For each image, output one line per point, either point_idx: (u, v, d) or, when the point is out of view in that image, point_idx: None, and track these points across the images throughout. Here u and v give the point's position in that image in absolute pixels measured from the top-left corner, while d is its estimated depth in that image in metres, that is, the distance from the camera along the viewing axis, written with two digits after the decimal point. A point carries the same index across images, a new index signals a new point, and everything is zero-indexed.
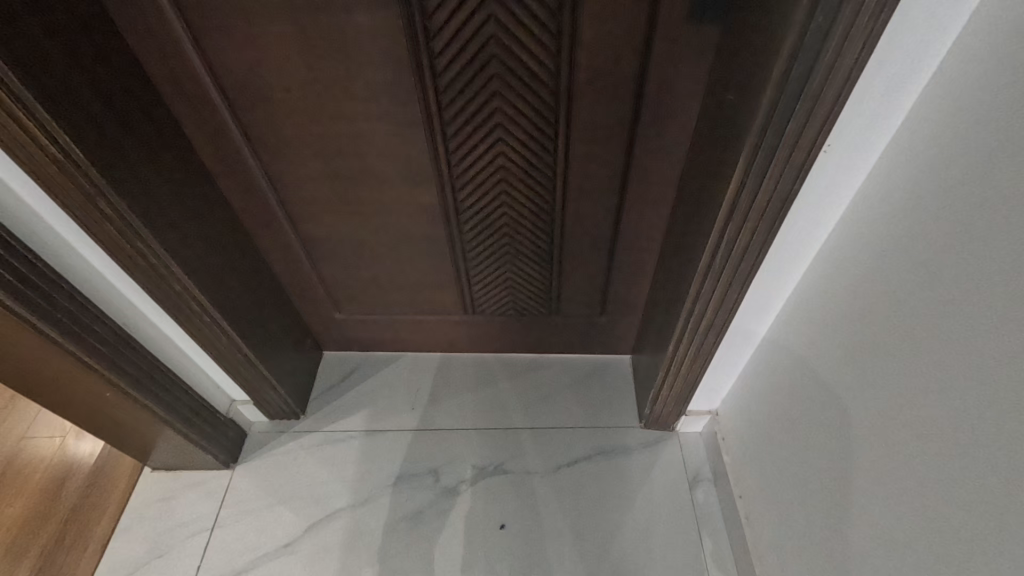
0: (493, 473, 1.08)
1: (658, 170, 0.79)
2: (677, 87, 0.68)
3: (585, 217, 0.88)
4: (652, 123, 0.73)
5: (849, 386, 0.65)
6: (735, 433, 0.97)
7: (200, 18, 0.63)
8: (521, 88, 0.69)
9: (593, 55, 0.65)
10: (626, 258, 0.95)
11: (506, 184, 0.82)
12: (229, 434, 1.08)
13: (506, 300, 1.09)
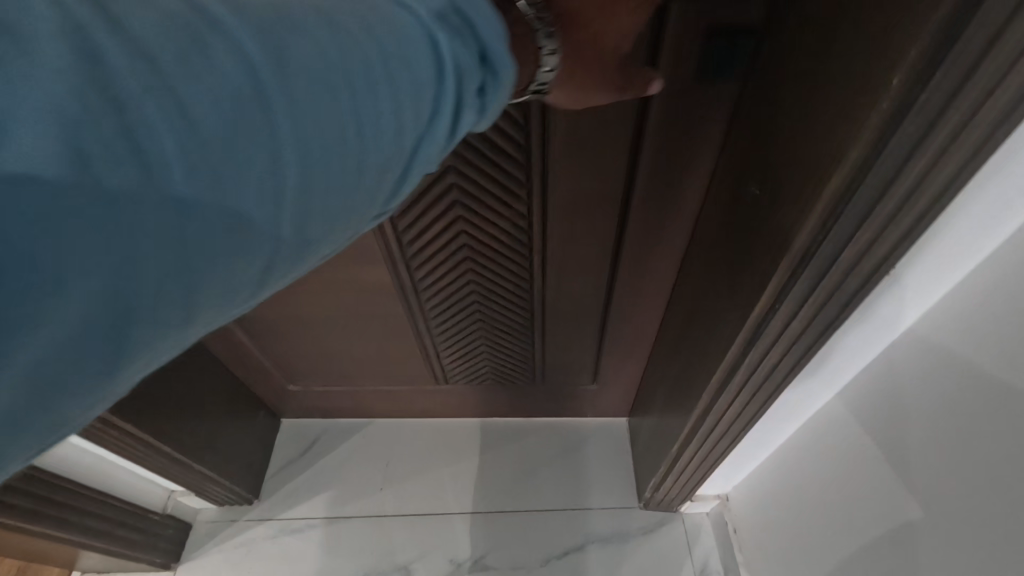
0: (471, 570, 0.96)
1: (656, 240, 0.68)
2: (682, 155, 0.58)
3: (576, 290, 0.77)
4: (651, 195, 0.62)
5: (909, 521, 0.54)
6: (750, 527, 0.85)
7: None
8: (482, 153, 0.58)
9: (575, 124, 0.54)
10: (621, 328, 0.84)
11: (468, 248, 0.71)
12: (164, 532, 0.95)
13: (481, 366, 0.98)
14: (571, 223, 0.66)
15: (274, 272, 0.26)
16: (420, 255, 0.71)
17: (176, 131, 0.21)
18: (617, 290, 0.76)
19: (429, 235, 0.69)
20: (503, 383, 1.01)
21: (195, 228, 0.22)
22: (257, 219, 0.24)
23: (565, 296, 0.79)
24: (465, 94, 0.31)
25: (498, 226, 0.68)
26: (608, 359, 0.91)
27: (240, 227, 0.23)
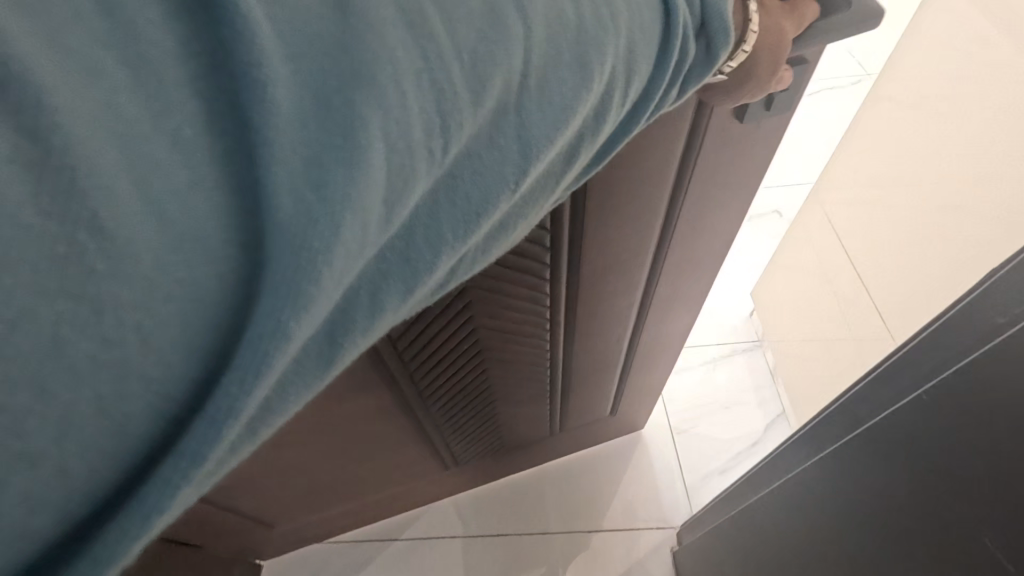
0: None
1: (678, 278, 0.73)
2: (708, 204, 0.61)
3: (602, 347, 0.79)
4: (679, 244, 0.65)
5: None
6: None
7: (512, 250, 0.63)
8: (502, 296, 0.58)
9: (611, 206, 0.52)
10: (640, 360, 0.90)
11: (485, 363, 0.71)
12: None
13: (494, 440, 0.97)
14: (610, 305, 0.69)
15: (501, 229, 0.27)
16: (435, 385, 0.70)
17: (463, 69, 0.19)
18: (644, 335, 0.82)
19: (451, 367, 0.67)
20: (519, 440, 1.02)
21: (461, 173, 0.22)
22: (518, 172, 0.23)
23: (593, 359, 0.81)
24: (691, 55, 0.27)
25: (521, 337, 0.68)
26: (633, 388, 0.99)
27: (503, 169, 0.23)
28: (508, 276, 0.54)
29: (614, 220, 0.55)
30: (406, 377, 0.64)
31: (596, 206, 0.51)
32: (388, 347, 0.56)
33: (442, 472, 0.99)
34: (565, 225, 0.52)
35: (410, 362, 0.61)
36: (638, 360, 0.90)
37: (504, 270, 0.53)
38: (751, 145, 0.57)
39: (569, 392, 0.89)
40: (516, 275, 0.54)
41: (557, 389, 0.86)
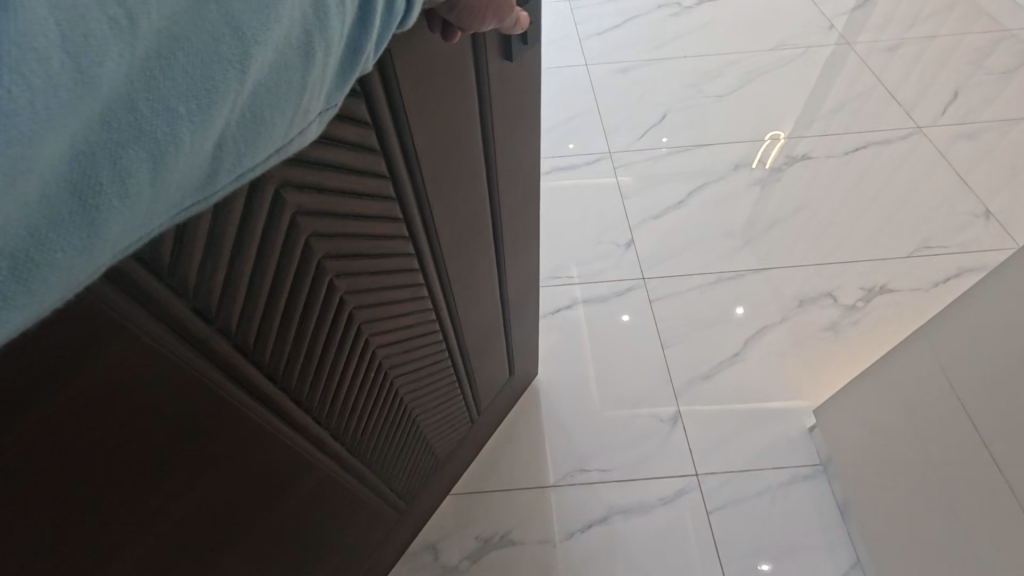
0: None
1: (517, 229, 0.91)
2: (513, 160, 0.78)
3: (480, 313, 0.95)
4: (506, 199, 0.82)
5: None
6: None
7: (466, 285, 0.85)
8: (380, 303, 0.69)
9: (439, 187, 0.65)
10: (515, 313, 1.10)
11: (390, 375, 0.83)
12: None
13: (425, 447, 1.10)
14: (476, 271, 0.85)
15: (254, 121, 0.32)
16: (357, 420, 0.80)
17: None
18: (510, 290, 1.02)
19: (363, 393, 0.78)
20: (446, 441, 1.18)
21: (175, 52, 0.27)
22: (236, 56, 0.29)
23: (478, 329, 0.98)
24: None
25: (413, 336, 0.81)
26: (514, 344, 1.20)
27: (220, 53, 0.28)
28: (377, 283, 0.66)
29: (452, 195, 0.69)
30: (326, 428, 0.73)
31: (433, 189, 0.64)
32: (301, 403, 0.66)
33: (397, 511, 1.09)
34: (415, 218, 0.64)
35: (325, 399, 0.70)
36: (513, 312, 1.09)
37: (372, 277, 0.64)
38: (520, 82, 0.70)
39: (472, 367, 1.06)
40: (382, 281, 0.66)
41: (461, 368, 1.02)
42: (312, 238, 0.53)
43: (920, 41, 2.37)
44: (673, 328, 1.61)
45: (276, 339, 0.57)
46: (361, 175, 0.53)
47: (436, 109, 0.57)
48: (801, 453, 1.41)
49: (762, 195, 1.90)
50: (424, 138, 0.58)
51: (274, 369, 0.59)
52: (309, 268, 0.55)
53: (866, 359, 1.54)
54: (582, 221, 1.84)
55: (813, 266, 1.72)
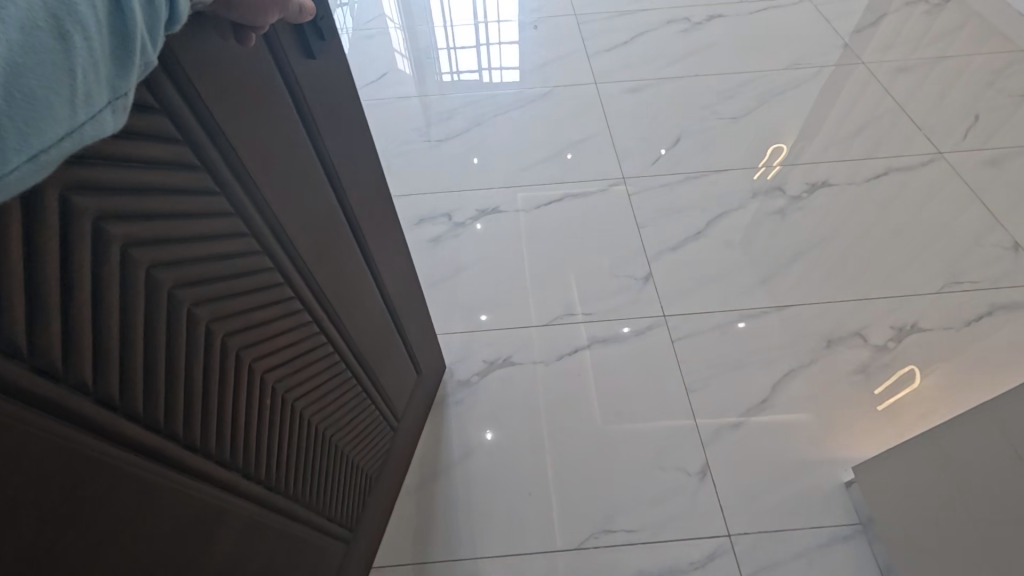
0: None
1: (370, 221, 1.00)
2: (343, 160, 0.87)
3: (360, 314, 1.02)
4: (351, 196, 0.91)
5: None
6: None
7: (338, 289, 0.91)
8: (248, 323, 0.73)
9: (280, 196, 0.72)
10: (397, 307, 1.18)
11: (283, 393, 0.87)
12: None
13: (346, 458, 1.13)
14: (340, 267, 0.91)
15: (26, 103, 0.30)
16: (261, 446, 0.83)
17: None
18: (381, 279, 1.09)
19: (257, 420, 0.81)
20: (367, 455, 1.21)
21: None
22: None
23: (363, 329, 1.04)
24: None
25: (296, 347, 0.85)
26: (404, 336, 1.25)
27: None
28: (238, 303, 0.70)
29: (292, 196, 0.74)
30: (229, 461, 0.76)
31: (269, 191, 0.69)
32: (194, 447, 0.68)
33: (337, 534, 1.12)
34: (260, 222, 0.69)
35: (216, 427, 0.72)
36: (393, 307, 1.17)
37: (230, 298, 0.68)
38: (324, 87, 0.79)
39: (369, 370, 1.12)
40: (240, 304, 0.70)
41: (358, 372, 1.07)
42: (153, 269, 0.56)
43: (933, 66, 2.35)
44: (698, 372, 1.52)
45: (145, 386, 0.59)
46: (190, 194, 0.58)
47: (243, 112, 0.63)
48: (838, 510, 1.30)
49: (783, 225, 1.83)
50: (242, 143, 0.63)
51: (154, 418, 0.61)
52: (159, 299, 0.57)
53: (884, 402, 1.45)
54: (597, 254, 1.79)
55: (840, 303, 1.64)
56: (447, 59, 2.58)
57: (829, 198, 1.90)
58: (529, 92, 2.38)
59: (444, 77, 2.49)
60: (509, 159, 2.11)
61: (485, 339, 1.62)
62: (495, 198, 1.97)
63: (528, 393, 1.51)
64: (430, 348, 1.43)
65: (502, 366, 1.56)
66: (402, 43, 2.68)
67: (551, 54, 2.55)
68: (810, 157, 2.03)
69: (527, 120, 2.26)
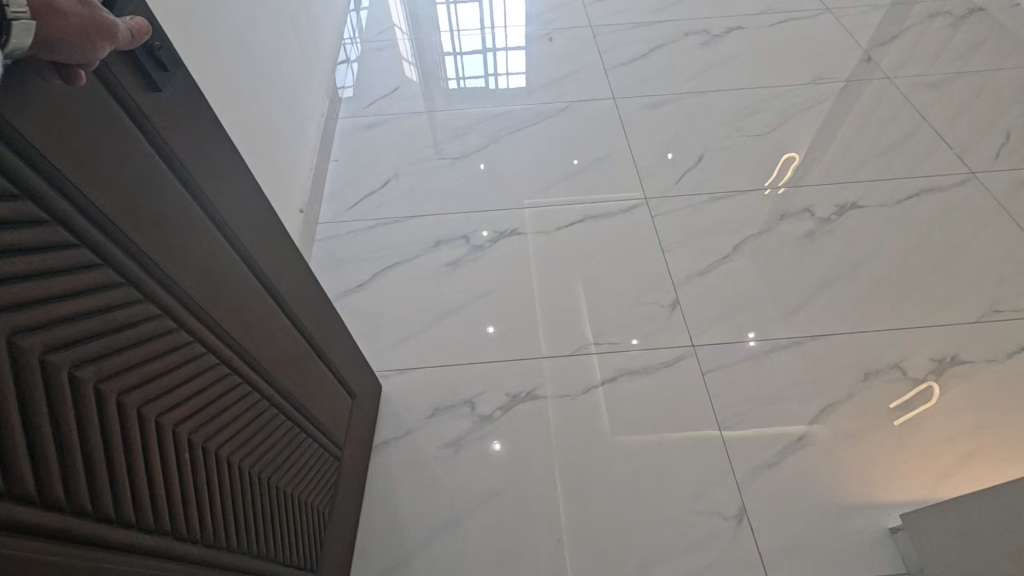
0: None
1: (270, 250, 0.92)
2: (226, 190, 0.80)
3: (280, 346, 0.94)
4: (241, 226, 0.83)
5: None
6: None
7: (246, 324, 0.84)
8: (149, 376, 0.64)
9: (148, 234, 0.64)
10: (319, 334, 1.10)
11: (219, 446, 0.77)
12: None
13: (308, 498, 1.04)
14: (243, 303, 0.83)
15: None
16: (206, 509, 0.74)
17: None
18: (297, 307, 1.01)
19: (195, 480, 0.72)
20: (325, 497, 1.12)
21: None
22: None
23: (286, 362, 0.96)
24: None
25: (216, 393, 0.77)
26: (334, 362, 1.17)
27: None
28: (133, 357, 0.62)
29: (163, 238, 0.67)
30: (173, 528, 0.68)
31: (132, 229, 0.62)
32: (121, 524, 0.59)
33: None
34: (132, 267, 0.62)
35: (145, 498, 0.63)
36: (315, 334, 1.08)
37: (119, 354, 0.60)
38: (188, 115, 0.72)
39: (305, 404, 1.03)
40: (135, 358, 0.62)
41: (293, 408, 0.99)
42: (15, 334, 0.47)
43: (959, 82, 2.30)
44: (730, 407, 1.46)
45: (37, 465, 0.50)
46: (41, 249, 0.51)
47: (84, 154, 0.56)
48: (885, 560, 1.24)
49: (814, 248, 1.78)
50: (85, 181, 0.56)
51: (56, 500, 0.52)
52: (33, 369, 0.49)
53: (900, 418, 1.42)
54: (622, 279, 1.73)
55: (876, 334, 1.58)
56: (453, 65, 2.59)
57: (860, 221, 1.84)
58: (545, 108, 2.32)
59: (450, 84, 2.49)
60: (529, 176, 2.06)
61: (507, 370, 1.55)
62: (514, 220, 1.92)
63: (552, 430, 1.45)
64: (360, 373, 1.34)
65: (526, 400, 1.50)
66: (411, 53, 2.66)
67: (567, 67, 2.50)
68: (839, 177, 1.98)
69: (545, 136, 2.21)
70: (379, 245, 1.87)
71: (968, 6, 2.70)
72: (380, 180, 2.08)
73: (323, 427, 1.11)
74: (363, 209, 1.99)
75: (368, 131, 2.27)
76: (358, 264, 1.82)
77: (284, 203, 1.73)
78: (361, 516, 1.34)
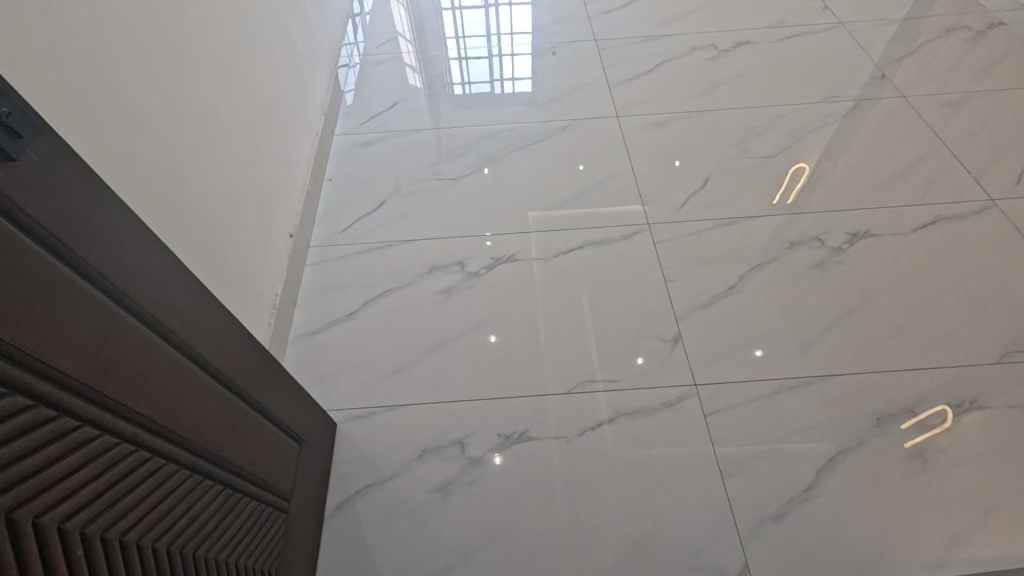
0: None
1: (182, 309, 0.83)
2: (117, 255, 0.70)
3: (205, 410, 0.85)
4: (141, 290, 0.74)
5: None
6: None
7: (163, 395, 0.75)
8: (58, 480, 0.56)
9: (23, 324, 0.55)
10: (250, 386, 1.01)
11: (153, 537, 0.69)
12: None
13: (263, 561, 0.97)
14: (157, 376, 0.74)
15: None
16: None
17: None
18: (222, 362, 0.92)
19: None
20: (277, 557, 1.04)
21: None
22: None
23: (216, 426, 0.87)
24: None
25: (144, 483, 0.69)
26: (272, 411, 1.08)
27: None
28: (41, 469, 0.54)
29: (50, 328, 0.58)
30: None
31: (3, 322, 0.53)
32: None
33: None
34: (17, 369, 0.54)
35: None
36: (245, 386, 0.99)
37: (18, 464, 0.52)
38: (56, 181, 0.61)
39: (242, 464, 0.94)
40: (44, 471, 0.54)
41: (229, 471, 0.90)
42: None
43: (980, 102, 2.20)
44: (734, 453, 1.39)
45: None
46: None
47: None
48: None
49: (824, 281, 1.70)
50: None
51: None
52: None
53: (910, 441, 1.38)
54: (622, 312, 1.67)
55: (891, 375, 1.49)
56: (459, 69, 2.57)
57: (873, 250, 1.76)
58: (547, 126, 2.26)
59: (456, 89, 2.47)
60: (530, 197, 2.00)
61: (500, 409, 1.49)
62: (511, 245, 1.85)
63: (546, 474, 1.38)
64: (305, 415, 1.25)
65: (519, 442, 1.43)
66: (412, 56, 2.67)
67: (570, 83, 2.44)
68: (851, 203, 1.89)
69: (546, 156, 2.14)
70: (370, 271, 1.82)
71: (988, 20, 2.60)
72: (376, 201, 2.03)
73: (268, 482, 1.03)
74: (357, 232, 1.93)
75: (365, 149, 2.21)
76: (348, 292, 1.76)
77: (276, 226, 1.68)
78: (320, 566, 1.27)
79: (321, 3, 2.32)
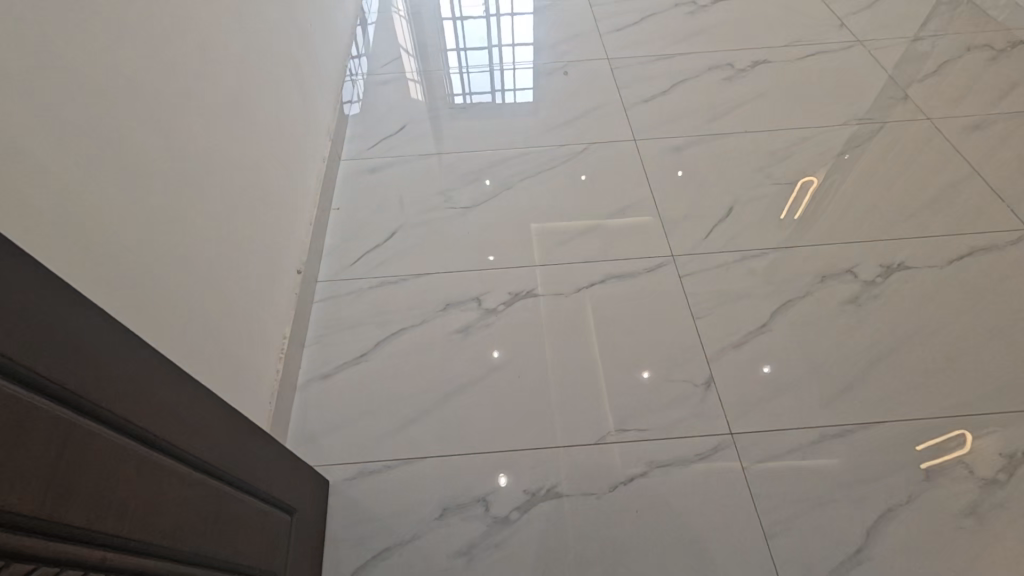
0: None
1: (156, 400, 0.74)
2: (80, 356, 0.61)
3: (183, 510, 0.75)
4: (108, 390, 0.65)
5: None
6: None
7: (132, 506, 0.66)
8: None
9: None
10: (236, 466, 0.92)
11: None
12: None
13: None
14: (124, 486, 0.65)
15: None
16: None
17: None
18: (203, 447, 0.83)
19: None
20: None
21: None
22: None
23: (196, 522, 0.78)
24: None
25: None
26: (260, 487, 0.99)
27: None
28: None
29: None
30: None
31: None
32: None
33: None
34: None
35: None
36: (229, 469, 0.90)
37: None
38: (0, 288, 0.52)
39: (225, 558, 0.85)
40: None
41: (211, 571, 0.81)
42: None
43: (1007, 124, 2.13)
44: (777, 511, 1.30)
45: None
46: None
47: None
48: None
49: (861, 318, 1.62)
50: None
51: None
52: None
53: (927, 462, 1.35)
54: (649, 353, 1.58)
55: (937, 422, 1.41)
56: (459, 81, 2.54)
57: (909, 284, 1.68)
58: (561, 151, 2.18)
59: (455, 99, 2.44)
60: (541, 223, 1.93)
61: (524, 462, 1.39)
62: (528, 279, 1.77)
63: (576, 536, 1.29)
64: (295, 481, 1.16)
65: (546, 499, 1.34)
66: (411, 65, 2.64)
67: (582, 105, 2.36)
68: (882, 233, 1.82)
69: (561, 182, 2.06)
70: (381, 308, 1.72)
71: (1010, 37, 2.54)
72: (385, 232, 1.94)
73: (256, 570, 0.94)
74: (365, 266, 1.84)
75: (372, 175, 2.13)
76: (358, 331, 1.67)
77: (283, 264, 1.60)
78: None
79: (325, 23, 2.22)
